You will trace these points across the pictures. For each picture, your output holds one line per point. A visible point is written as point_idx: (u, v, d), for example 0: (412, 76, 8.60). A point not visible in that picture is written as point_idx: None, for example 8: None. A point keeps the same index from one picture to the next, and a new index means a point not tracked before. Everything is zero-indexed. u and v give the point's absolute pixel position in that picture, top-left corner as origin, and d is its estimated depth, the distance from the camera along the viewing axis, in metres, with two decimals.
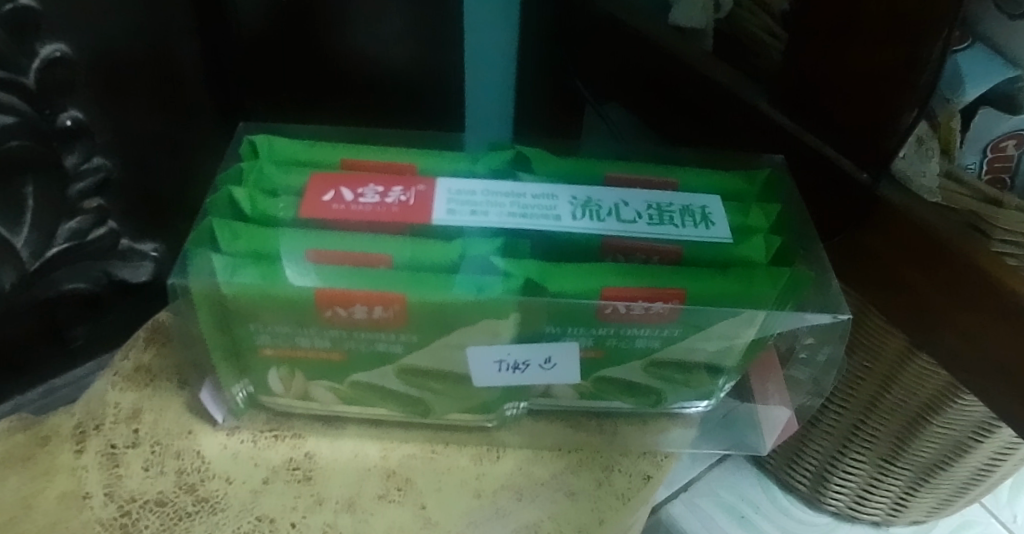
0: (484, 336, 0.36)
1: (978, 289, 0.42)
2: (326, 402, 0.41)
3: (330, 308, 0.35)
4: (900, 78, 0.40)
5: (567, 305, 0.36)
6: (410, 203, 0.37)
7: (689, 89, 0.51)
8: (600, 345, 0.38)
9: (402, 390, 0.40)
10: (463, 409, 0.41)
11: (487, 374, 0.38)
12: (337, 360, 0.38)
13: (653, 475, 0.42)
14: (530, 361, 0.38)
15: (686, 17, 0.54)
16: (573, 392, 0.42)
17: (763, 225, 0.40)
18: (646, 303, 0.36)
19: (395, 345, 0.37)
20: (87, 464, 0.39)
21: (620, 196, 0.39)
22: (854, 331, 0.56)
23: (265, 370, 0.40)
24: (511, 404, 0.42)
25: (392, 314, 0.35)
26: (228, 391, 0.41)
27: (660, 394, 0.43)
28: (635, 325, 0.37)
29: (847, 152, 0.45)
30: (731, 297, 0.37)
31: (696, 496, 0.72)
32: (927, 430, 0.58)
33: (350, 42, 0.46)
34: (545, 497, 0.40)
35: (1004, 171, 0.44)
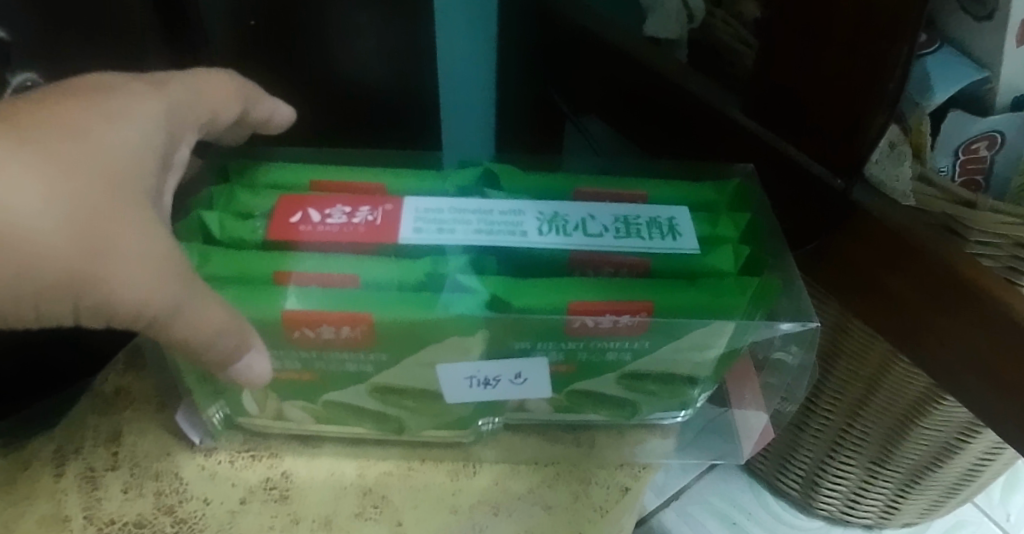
0: (454, 354, 0.37)
1: (956, 293, 0.42)
2: (302, 422, 0.41)
3: (298, 329, 0.35)
4: (870, 85, 0.40)
5: (535, 321, 0.36)
6: (378, 223, 0.37)
7: (661, 99, 0.51)
8: (571, 359, 0.38)
9: (375, 408, 0.40)
10: (439, 425, 0.41)
11: (459, 390, 0.39)
12: (310, 381, 0.38)
13: (632, 486, 0.42)
14: (500, 377, 0.39)
15: (660, 29, 0.54)
16: (547, 406, 0.42)
17: (732, 235, 0.40)
18: (614, 316, 0.36)
19: (364, 365, 0.37)
20: (67, 487, 0.40)
21: (588, 209, 0.39)
22: (837, 335, 0.56)
23: (238, 392, 0.39)
24: (486, 420, 0.42)
25: (359, 334, 0.35)
26: (203, 412, 0.41)
27: (637, 406, 0.43)
28: (604, 338, 0.37)
29: (820, 160, 0.45)
30: (703, 307, 0.37)
31: (688, 503, 0.72)
32: (914, 432, 0.58)
33: (327, 56, 0.48)
34: (522, 511, 0.40)
35: (978, 173, 0.45)
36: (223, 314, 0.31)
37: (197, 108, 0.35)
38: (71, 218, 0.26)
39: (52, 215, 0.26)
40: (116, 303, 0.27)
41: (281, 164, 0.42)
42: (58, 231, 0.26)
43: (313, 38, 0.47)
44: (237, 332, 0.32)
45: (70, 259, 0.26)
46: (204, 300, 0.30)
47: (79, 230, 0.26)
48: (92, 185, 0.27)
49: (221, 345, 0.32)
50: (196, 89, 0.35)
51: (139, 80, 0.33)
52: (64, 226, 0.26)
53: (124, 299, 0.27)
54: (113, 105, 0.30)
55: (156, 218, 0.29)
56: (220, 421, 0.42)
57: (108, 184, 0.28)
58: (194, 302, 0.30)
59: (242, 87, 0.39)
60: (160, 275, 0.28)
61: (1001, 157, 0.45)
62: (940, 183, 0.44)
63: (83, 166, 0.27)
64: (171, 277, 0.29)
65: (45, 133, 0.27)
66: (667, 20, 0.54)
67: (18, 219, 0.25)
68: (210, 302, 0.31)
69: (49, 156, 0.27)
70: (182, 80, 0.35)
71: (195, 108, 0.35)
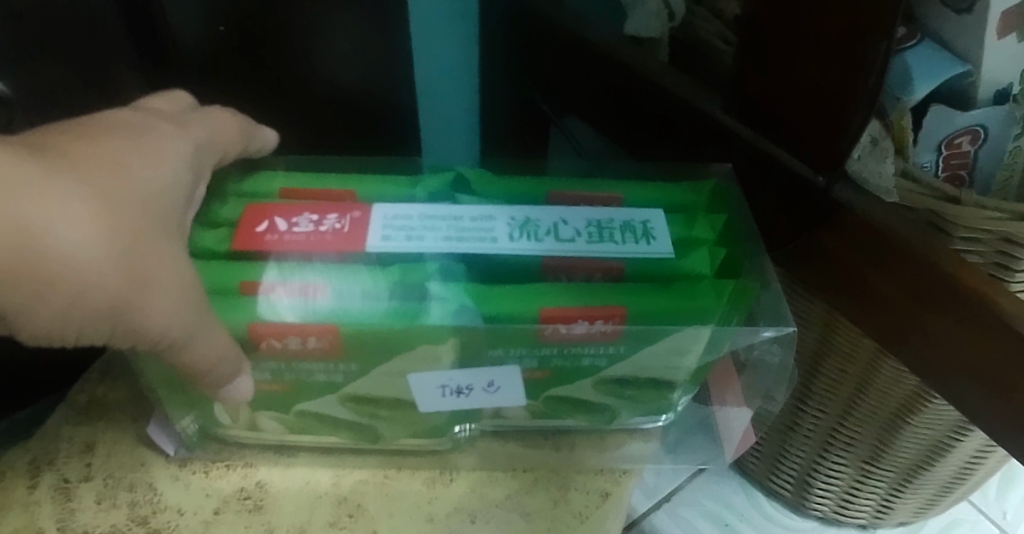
0: (424, 364, 0.36)
1: (940, 291, 0.42)
2: (276, 432, 0.41)
3: (265, 341, 0.35)
4: (849, 80, 0.40)
5: (507, 329, 0.35)
6: (346, 230, 0.37)
7: (642, 97, 0.51)
8: (545, 366, 0.38)
9: (351, 419, 0.39)
10: (414, 433, 0.41)
11: (432, 399, 0.38)
12: (281, 392, 0.38)
13: (612, 492, 0.41)
14: (472, 385, 0.38)
15: (641, 27, 0.53)
16: (524, 413, 0.42)
17: (708, 237, 0.40)
18: (588, 322, 0.35)
19: (335, 375, 0.36)
20: (40, 499, 0.39)
21: (561, 214, 0.39)
22: (825, 333, 0.56)
23: (208, 404, 0.39)
24: (462, 427, 0.42)
25: (327, 343, 0.35)
26: (177, 425, 0.41)
27: (616, 412, 0.42)
28: (580, 344, 0.36)
29: (798, 155, 0.44)
30: (680, 311, 0.36)
31: (679, 505, 0.72)
32: (905, 431, 0.57)
33: (308, 53, 0.49)
34: (500, 519, 0.40)
35: (961, 167, 0.45)
36: (226, 342, 0.32)
37: (216, 146, 0.37)
38: (115, 245, 0.27)
39: (102, 241, 0.27)
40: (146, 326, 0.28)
41: (249, 173, 0.41)
42: (105, 260, 0.27)
43: (295, 40, 0.49)
44: (236, 364, 0.33)
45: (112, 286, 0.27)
46: (215, 331, 0.31)
47: (119, 262, 0.27)
48: (125, 214, 0.28)
49: (220, 368, 0.32)
50: (214, 131, 0.38)
51: (165, 124, 0.35)
52: (110, 256, 0.27)
53: (154, 323, 0.29)
54: (143, 148, 0.32)
55: (178, 249, 0.31)
56: (193, 434, 0.41)
57: (145, 217, 0.29)
58: (206, 332, 0.31)
59: (245, 131, 0.40)
60: (183, 305, 0.29)
61: (985, 151, 0.44)
62: (924, 179, 0.44)
63: (116, 195, 0.28)
64: (188, 299, 0.30)
65: (90, 169, 0.29)
66: (647, 14, 0.53)
67: (66, 249, 0.26)
68: (218, 334, 0.32)
69: (95, 189, 0.28)
70: (202, 129, 0.37)
71: (209, 146, 0.37)
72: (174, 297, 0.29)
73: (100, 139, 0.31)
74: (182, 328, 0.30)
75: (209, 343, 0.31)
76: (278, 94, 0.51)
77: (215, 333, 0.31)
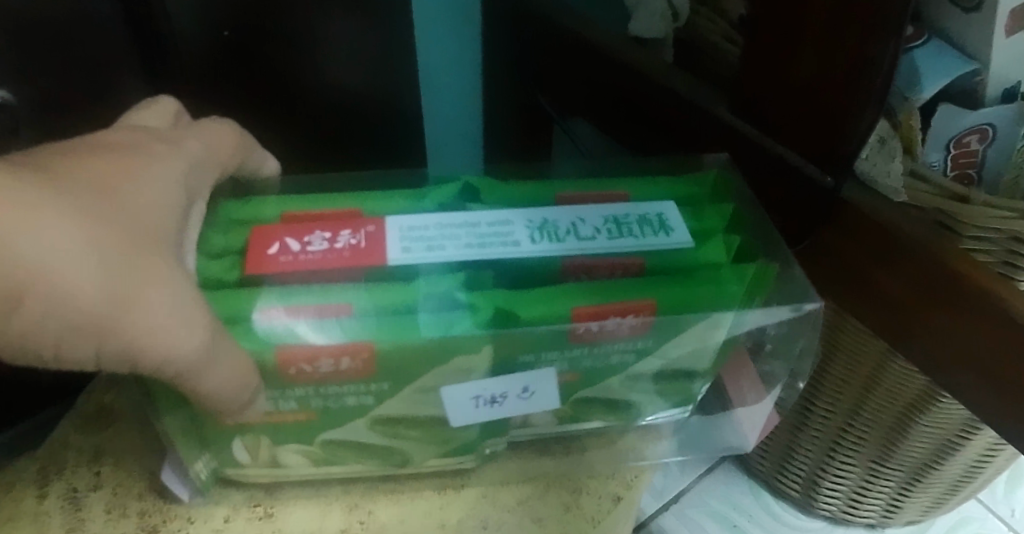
0: (457, 375, 0.35)
1: (951, 291, 0.41)
2: (298, 466, 0.39)
3: (294, 366, 0.33)
4: (859, 79, 0.39)
5: (539, 333, 0.35)
6: (362, 245, 0.36)
7: (649, 101, 0.50)
8: (575, 368, 0.38)
9: (377, 442, 0.38)
10: (443, 453, 0.40)
11: (466, 412, 0.37)
12: (305, 420, 0.36)
13: (624, 496, 0.41)
14: (507, 393, 0.37)
15: (645, 29, 0.53)
16: (551, 419, 0.41)
17: (718, 227, 0.40)
18: (619, 318, 0.36)
19: (365, 397, 0.35)
20: (50, 509, 0.39)
21: (576, 213, 0.39)
22: (833, 334, 0.56)
23: (229, 439, 0.37)
24: (492, 442, 0.41)
25: (360, 364, 0.34)
26: (190, 470, 0.38)
27: (641, 408, 0.42)
28: (607, 341, 0.37)
29: (810, 159, 0.44)
30: (707, 299, 0.37)
31: (686, 506, 0.71)
32: (913, 431, 0.57)
33: (310, 56, 0.49)
34: (511, 524, 0.40)
35: (970, 167, 0.45)
36: (236, 361, 0.31)
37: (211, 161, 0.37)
38: (110, 266, 0.27)
39: (91, 257, 0.26)
40: (139, 346, 0.27)
41: (242, 200, 0.40)
42: (99, 281, 0.26)
43: (297, 41, 0.48)
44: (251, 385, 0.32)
45: (107, 310, 0.26)
46: (226, 350, 0.31)
47: (114, 283, 0.27)
48: (119, 234, 0.28)
49: (232, 392, 0.31)
50: (208, 146, 0.37)
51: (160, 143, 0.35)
52: (104, 278, 0.26)
53: (149, 343, 0.28)
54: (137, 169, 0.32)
55: (177, 267, 0.30)
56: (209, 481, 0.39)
57: (140, 237, 0.29)
58: (218, 352, 0.30)
59: (239, 140, 0.41)
60: (189, 324, 0.29)
61: (993, 151, 0.44)
62: (932, 178, 0.43)
63: (113, 216, 0.28)
64: (190, 317, 0.29)
65: (83, 189, 0.28)
66: (652, 16, 0.53)
67: (57, 269, 0.25)
68: (227, 352, 0.31)
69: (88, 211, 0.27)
70: (198, 144, 0.37)
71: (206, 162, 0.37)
72: (178, 316, 0.29)
73: (92, 159, 0.31)
74: (191, 348, 0.29)
75: (221, 365, 0.30)
76: (284, 102, 0.51)
77: (226, 354, 0.31)
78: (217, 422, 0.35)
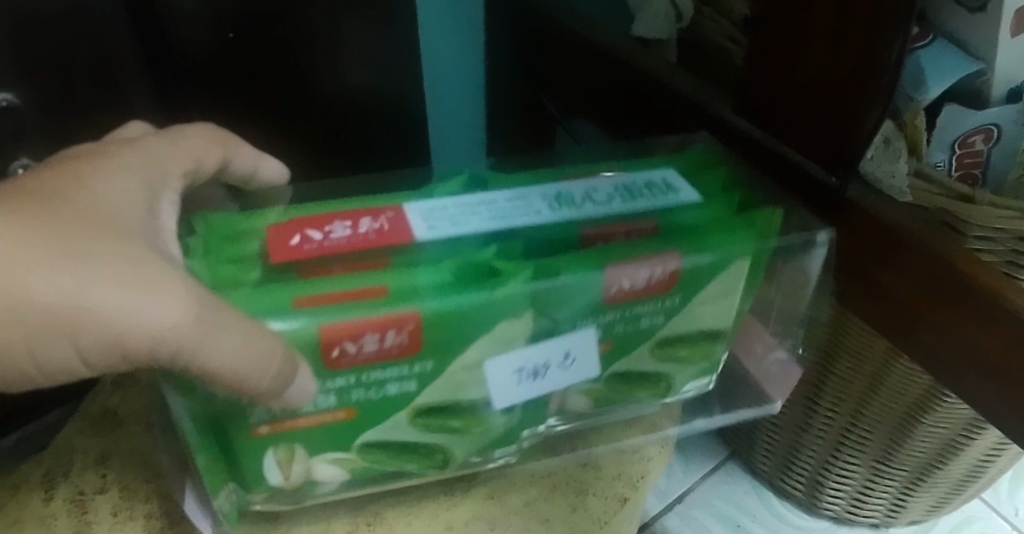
0: (498, 345, 0.35)
1: (954, 293, 0.41)
2: (334, 479, 0.36)
3: (337, 348, 0.31)
4: (864, 79, 0.39)
5: (573, 291, 0.35)
6: (386, 229, 0.34)
7: (655, 103, 0.50)
8: (608, 335, 0.37)
9: (417, 438, 0.36)
10: (485, 446, 0.38)
11: (510, 389, 0.36)
12: (342, 420, 0.33)
13: (630, 497, 0.42)
14: (549, 363, 0.37)
15: (648, 28, 0.53)
16: (587, 403, 0.41)
17: (718, 189, 0.40)
18: (648, 272, 0.35)
19: (407, 382, 0.33)
20: (55, 512, 0.39)
21: (588, 184, 0.39)
22: (838, 334, 0.56)
23: (259, 453, 0.33)
24: (530, 431, 0.40)
25: (406, 337, 0.32)
26: (214, 502, 0.36)
27: (671, 381, 0.42)
28: (639, 301, 0.36)
29: (817, 161, 0.43)
30: (726, 248, 0.37)
31: (691, 506, 0.71)
32: (918, 430, 0.57)
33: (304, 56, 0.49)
34: (518, 526, 0.40)
35: (974, 166, 0.45)
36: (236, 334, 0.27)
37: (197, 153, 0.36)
38: (74, 253, 0.25)
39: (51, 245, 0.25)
40: (140, 331, 0.26)
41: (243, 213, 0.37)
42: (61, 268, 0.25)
43: (308, 39, 0.49)
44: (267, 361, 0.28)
45: (72, 295, 0.25)
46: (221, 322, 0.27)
47: (77, 268, 0.25)
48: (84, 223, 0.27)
49: (267, 375, 0.28)
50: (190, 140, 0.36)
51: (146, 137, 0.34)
52: (66, 263, 0.25)
53: (153, 323, 0.25)
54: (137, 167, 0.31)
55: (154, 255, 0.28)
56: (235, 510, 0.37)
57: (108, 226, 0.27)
58: (206, 322, 0.26)
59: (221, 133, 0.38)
60: (160, 293, 0.26)
61: (998, 150, 0.44)
62: (937, 177, 0.43)
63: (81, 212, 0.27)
64: (178, 288, 0.26)
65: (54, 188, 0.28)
66: (655, 17, 0.53)
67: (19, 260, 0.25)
68: (217, 321, 0.27)
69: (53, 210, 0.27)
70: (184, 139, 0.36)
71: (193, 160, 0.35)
72: (151, 290, 0.26)
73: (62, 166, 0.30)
74: (167, 316, 0.26)
75: (219, 338, 0.27)
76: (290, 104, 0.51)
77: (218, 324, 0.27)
78: (247, 429, 0.32)
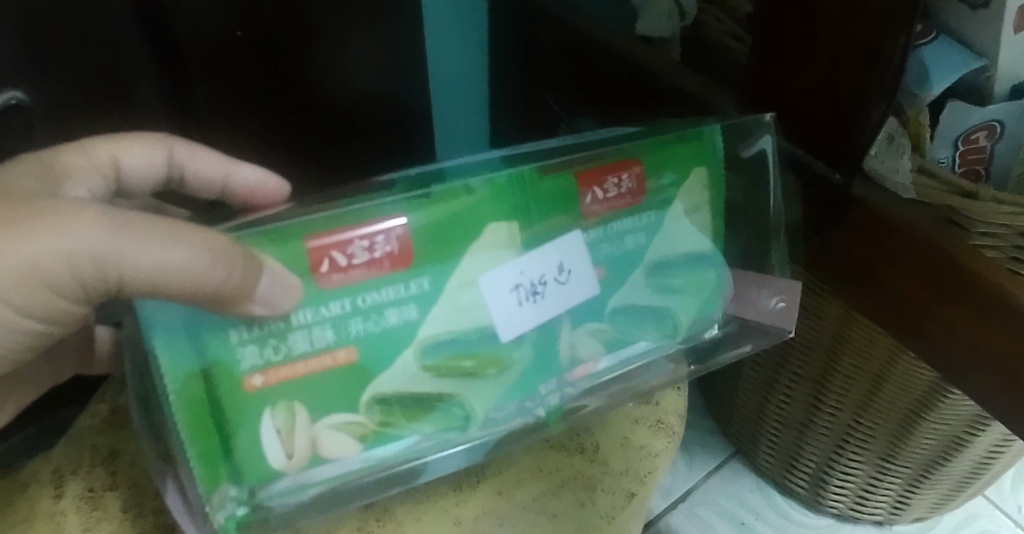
0: (488, 256, 0.35)
1: (960, 286, 0.41)
2: (344, 449, 0.34)
3: (326, 259, 0.32)
4: (870, 76, 0.39)
5: (549, 194, 0.36)
6: (362, 182, 0.37)
7: (661, 100, 0.50)
8: (600, 260, 0.38)
9: (428, 388, 0.35)
10: (501, 396, 0.37)
11: (511, 310, 0.36)
12: (344, 361, 0.33)
13: (638, 492, 0.41)
14: (546, 278, 0.36)
15: (653, 26, 0.53)
16: (597, 348, 0.39)
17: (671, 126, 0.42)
18: (615, 178, 0.37)
19: (406, 306, 0.34)
20: (66, 509, 0.39)
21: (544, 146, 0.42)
22: (841, 330, 0.56)
23: (256, 420, 0.32)
24: (548, 389, 0.39)
25: (393, 239, 0.33)
26: (208, 506, 0.33)
27: (675, 319, 0.41)
28: (617, 210, 0.38)
29: (818, 155, 0.44)
30: (676, 147, 0.39)
31: (695, 504, 0.72)
32: (921, 426, 0.57)
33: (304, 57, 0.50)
34: (526, 520, 0.40)
35: (978, 162, 0.45)
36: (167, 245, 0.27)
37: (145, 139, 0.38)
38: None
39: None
40: (65, 270, 0.27)
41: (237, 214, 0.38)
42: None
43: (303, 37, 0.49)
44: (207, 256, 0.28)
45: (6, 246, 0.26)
46: (151, 237, 0.27)
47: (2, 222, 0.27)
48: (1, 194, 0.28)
49: (227, 275, 0.28)
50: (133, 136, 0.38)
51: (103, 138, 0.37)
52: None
53: (70, 253, 0.27)
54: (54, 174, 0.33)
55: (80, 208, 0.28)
56: (235, 518, 0.34)
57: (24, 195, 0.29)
58: (136, 239, 0.27)
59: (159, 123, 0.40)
60: (85, 224, 0.27)
61: (1001, 146, 0.44)
62: (941, 173, 0.43)
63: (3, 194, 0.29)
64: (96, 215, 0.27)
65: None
66: (659, 15, 0.53)
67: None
68: (145, 237, 0.27)
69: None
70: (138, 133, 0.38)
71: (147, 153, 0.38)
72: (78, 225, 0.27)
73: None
74: (91, 240, 0.27)
75: (155, 251, 0.27)
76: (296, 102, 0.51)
77: (151, 240, 0.27)
78: (240, 379, 0.32)
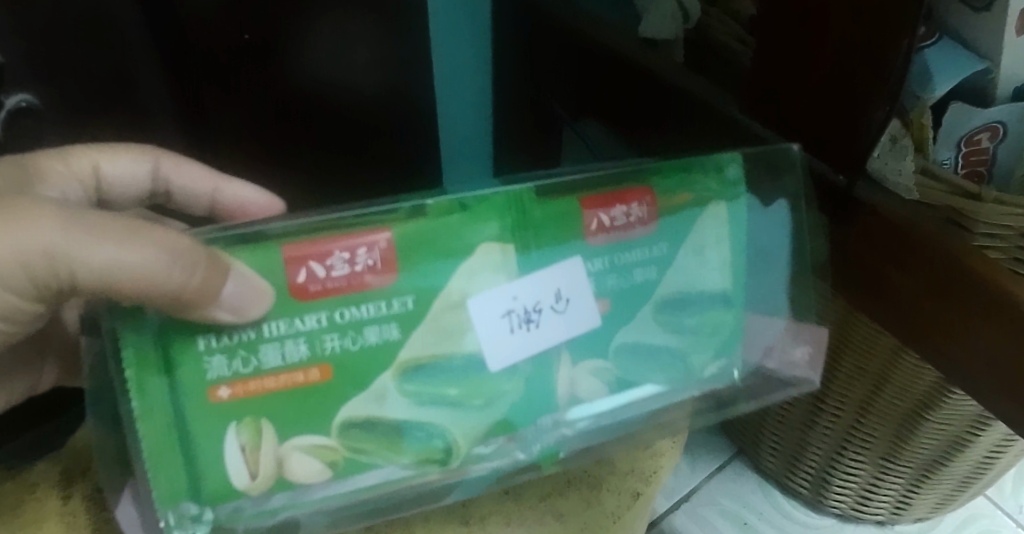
0: (482, 280, 0.35)
1: (957, 285, 0.40)
2: (310, 476, 0.34)
3: (302, 267, 0.32)
4: (871, 76, 0.40)
5: (555, 222, 0.36)
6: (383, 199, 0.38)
7: (666, 104, 0.51)
8: (604, 291, 0.37)
9: (397, 415, 0.34)
10: (478, 429, 0.36)
11: (500, 338, 0.35)
12: (317, 382, 0.33)
13: (643, 491, 0.43)
14: (540, 305, 0.36)
15: (656, 30, 0.53)
16: (601, 388, 0.38)
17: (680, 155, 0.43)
18: (624, 205, 0.37)
19: (387, 326, 0.34)
20: (74, 510, 0.39)
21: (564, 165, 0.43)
22: (844, 331, 0.56)
23: (220, 438, 0.32)
24: (535, 429, 0.38)
25: (379, 254, 0.33)
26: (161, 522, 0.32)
27: (688, 360, 0.40)
28: (624, 238, 0.38)
29: (820, 157, 0.45)
30: (688, 181, 0.39)
31: (698, 505, 0.72)
32: (923, 427, 0.57)
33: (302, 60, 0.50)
34: (535, 520, 0.40)
35: (981, 164, 0.45)
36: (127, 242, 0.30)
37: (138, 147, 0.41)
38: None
39: None
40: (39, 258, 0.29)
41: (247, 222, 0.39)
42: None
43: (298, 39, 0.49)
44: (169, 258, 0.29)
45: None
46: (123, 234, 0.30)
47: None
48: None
49: (192, 276, 0.29)
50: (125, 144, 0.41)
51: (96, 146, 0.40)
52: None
53: (32, 247, 0.29)
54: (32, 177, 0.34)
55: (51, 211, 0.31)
56: None
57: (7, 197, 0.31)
58: (107, 234, 0.29)
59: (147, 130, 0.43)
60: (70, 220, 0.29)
61: (1004, 147, 0.44)
62: (943, 174, 0.43)
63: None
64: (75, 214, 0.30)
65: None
66: (662, 17, 0.53)
67: None
68: (114, 233, 0.30)
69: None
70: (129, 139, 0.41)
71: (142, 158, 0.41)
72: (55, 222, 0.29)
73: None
74: (58, 234, 0.29)
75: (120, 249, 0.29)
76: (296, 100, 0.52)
77: (117, 238, 0.30)
78: (206, 388, 0.32)
